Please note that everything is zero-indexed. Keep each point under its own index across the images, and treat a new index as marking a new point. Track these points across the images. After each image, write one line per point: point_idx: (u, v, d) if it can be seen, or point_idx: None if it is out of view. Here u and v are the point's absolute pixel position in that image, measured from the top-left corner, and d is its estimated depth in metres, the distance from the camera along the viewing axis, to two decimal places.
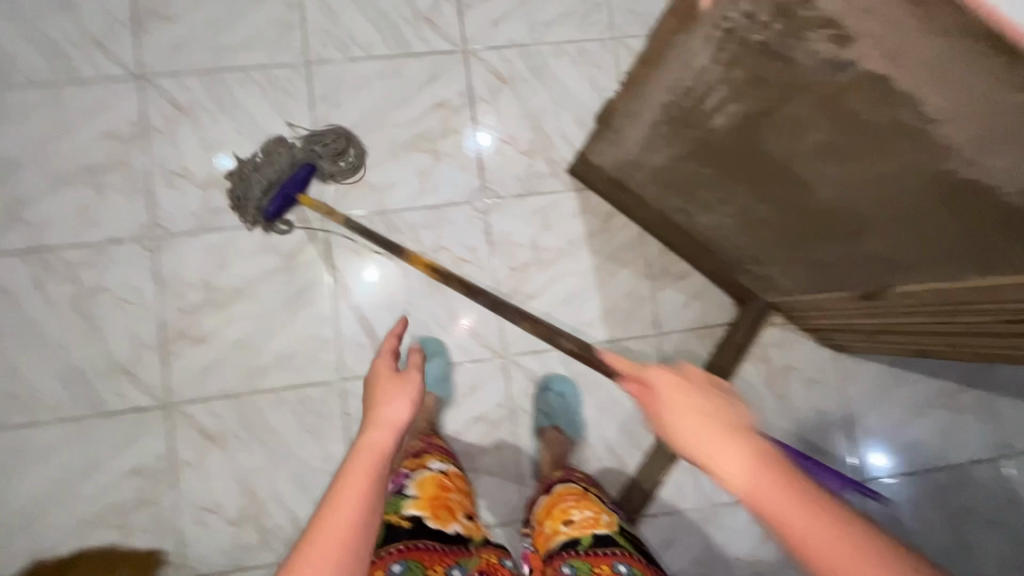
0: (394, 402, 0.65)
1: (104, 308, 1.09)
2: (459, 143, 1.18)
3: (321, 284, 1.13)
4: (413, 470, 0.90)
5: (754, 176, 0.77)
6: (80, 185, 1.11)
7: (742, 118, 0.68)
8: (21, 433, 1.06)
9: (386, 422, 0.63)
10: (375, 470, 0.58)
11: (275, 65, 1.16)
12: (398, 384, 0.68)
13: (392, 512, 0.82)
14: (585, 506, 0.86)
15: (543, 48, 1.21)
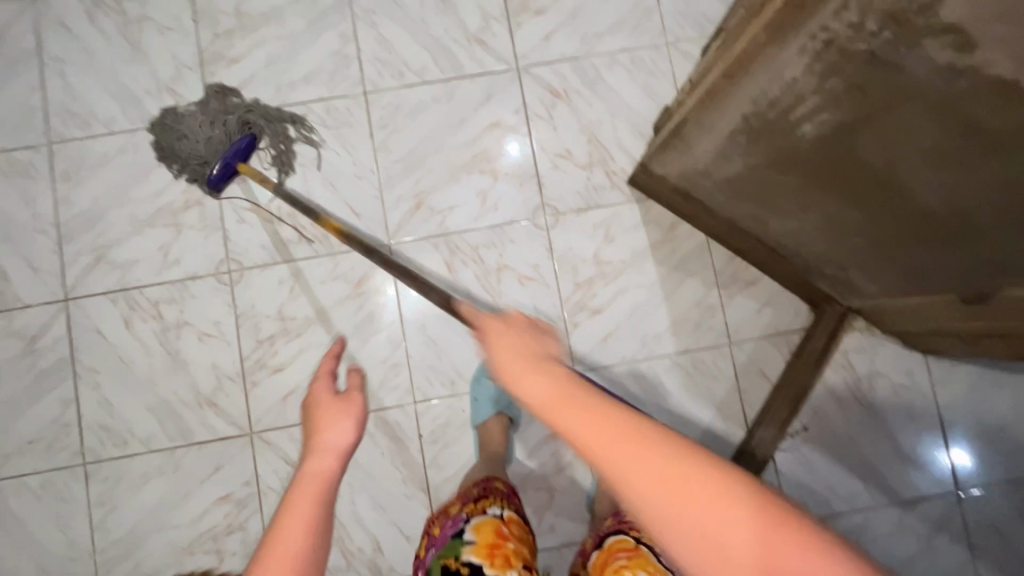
0: (336, 428, 0.62)
1: (187, 341, 1.14)
2: (517, 160, 1.18)
3: (389, 309, 1.15)
4: (468, 513, 0.81)
5: (845, 183, 0.74)
6: (159, 225, 1.16)
7: (836, 127, 0.65)
8: (118, 465, 1.11)
9: (329, 447, 0.60)
10: (321, 498, 0.56)
11: (334, 96, 1.19)
12: (335, 407, 0.64)
13: (447, 559, 0.75)
14: (637, 567, 0.72)
15: (595, 59, 1.20)
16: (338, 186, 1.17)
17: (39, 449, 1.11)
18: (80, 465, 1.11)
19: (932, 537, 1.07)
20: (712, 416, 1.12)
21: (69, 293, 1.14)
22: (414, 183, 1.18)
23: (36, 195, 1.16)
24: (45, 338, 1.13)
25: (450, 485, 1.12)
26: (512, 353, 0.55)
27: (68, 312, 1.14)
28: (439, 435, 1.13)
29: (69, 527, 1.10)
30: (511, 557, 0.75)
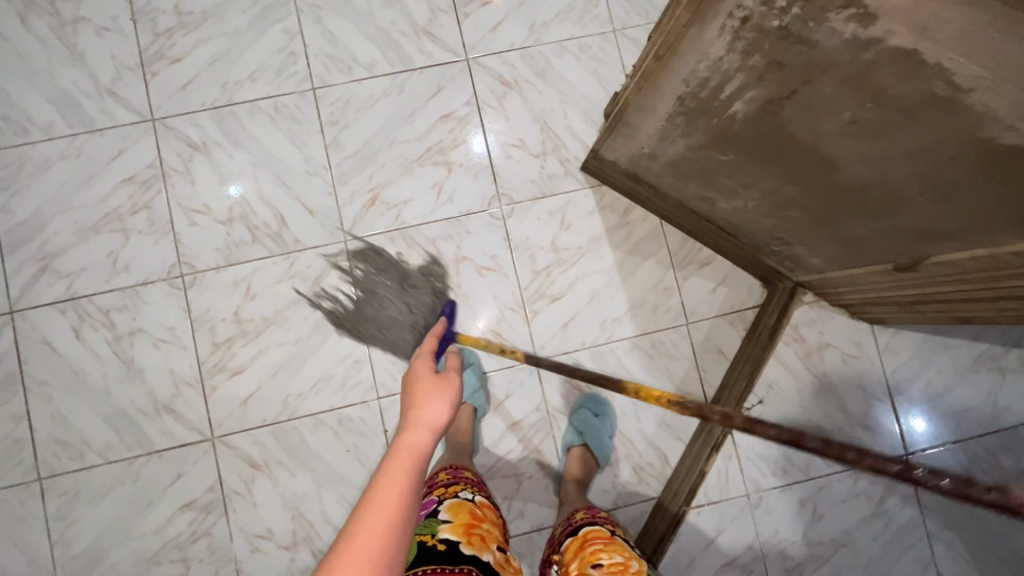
0: (432, 405, 0.65)
1: (142, 349, 1.11)
2: (471, 152, 1.18)
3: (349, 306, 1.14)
4: (440, 498, 0.82)
5: (778, 159, 0.76)
6: (106, 231, 1.13)
7: (763, 103, 0.67)
8: (76, 478, 1.09)
9: (426, 422, 0.63)
10: (416, 466, 0.57)
11: (282, 93, 1.17)
12: (436, 386, 0.68)
13: (422, 536, 0.73)
14: (614, 551, 0.72)
15: (544, 48, 1.21)
16: (291, 185, 1.16)
17: None
18: (36, 481, 1.08)
19: (886, 499, 1.11)
20: (672, 394, 1.14)
21: (14, 305, 1.11)
22: (368, 178, 1.17)
23: None
24: None
25: None
26: None
27: (15, 325, 1.10)
28: None
29: (27, 544, 1.07)
30: (487, 539, 0.75)
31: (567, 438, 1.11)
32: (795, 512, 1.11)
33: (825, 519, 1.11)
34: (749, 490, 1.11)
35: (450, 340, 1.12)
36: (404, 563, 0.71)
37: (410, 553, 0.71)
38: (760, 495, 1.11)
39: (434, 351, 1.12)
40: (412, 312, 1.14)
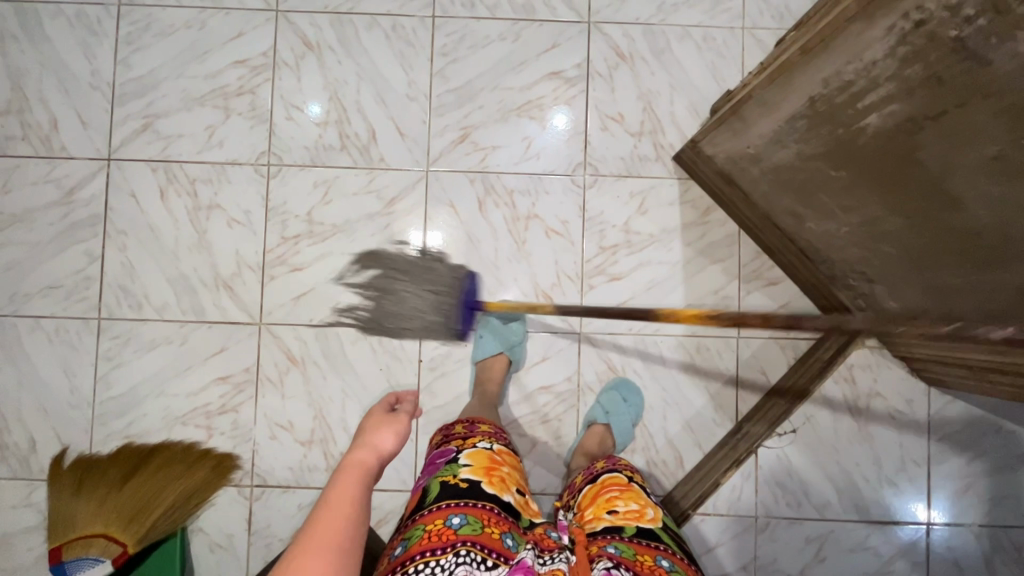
0: (384, 434, 0.64)
1: (215, 224, 1.16)
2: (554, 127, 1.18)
3: (413, 236, 1.17)
4: (457, 442, 0.75)
5: (893, 186, 0.74)
6: (209, 106, 1.17)
7: (903, 122, 0.64)
8: (130, 326, 1.15)
9: (375, 444, 0.63)
10: (366, 481, 0.58)
11: (402, 14, 1.18)
12: (389, 420, 0.67)
13: (444, 475, 0.68)
14: (630, 498, 0.73)
15: (668, 29, 1.18)
16: (389, 104, 1.18)
17: (59, 295, 1.15)
18: (94, 319, 1.15)
19: (894, 561, 1.09)
20: (705, 401, 1.14)
21: (113, 154, 1.17)
22: (463, 116, 1.18)
23: (97, 53, 1.18)
24: (82, 193, 1.16)
25: (439, 413, 1.15)
26: None
27: (109, 173, 1.16)
28: (438, 364, 1.15)
29: (73, 374, 1.15)
30: (508, 481, 0.69)
31: (592, 413, 1.11)
32: (799, 548, 1.10)
33: (828, 563, 1.09)
34: (759, 513, 1.10)
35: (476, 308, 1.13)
36: (426, 499, 0.66)
37: (431, 490, 0.66)
38: (768, 521, 1.10)
39: (463, 319, 1.14)
40: (430, 297, 1.14)
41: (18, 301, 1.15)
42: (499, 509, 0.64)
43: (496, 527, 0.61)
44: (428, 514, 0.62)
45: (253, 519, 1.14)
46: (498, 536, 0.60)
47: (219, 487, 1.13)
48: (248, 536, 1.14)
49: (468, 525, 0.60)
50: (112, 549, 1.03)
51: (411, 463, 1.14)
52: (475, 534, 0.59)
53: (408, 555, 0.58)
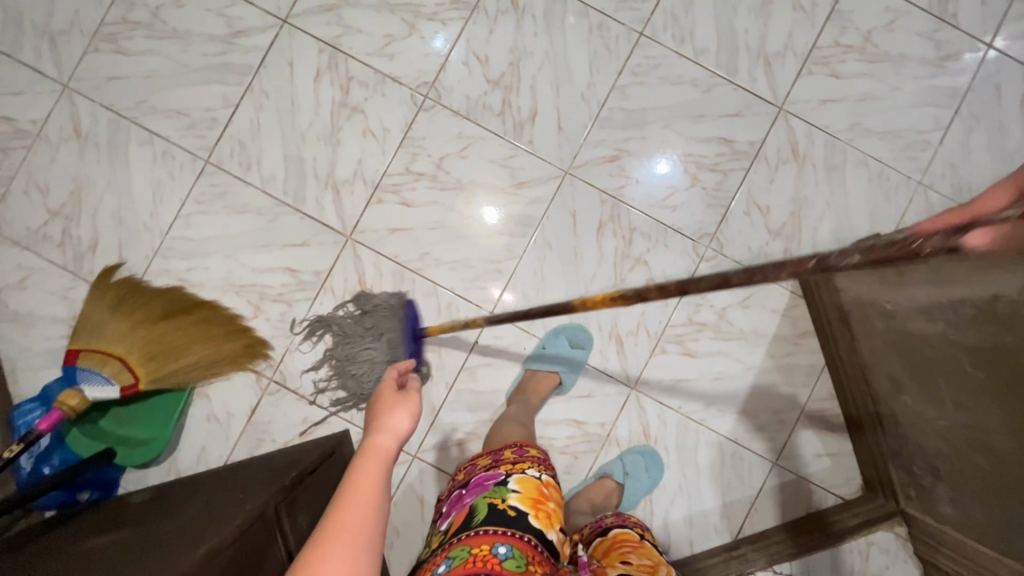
0: (396, 414, 0.63)
1: (351, 127, 1.15)
2: (655, 171, 1.15)
3: (484, 213, 1.15)
4: (507, 465, 0.73)
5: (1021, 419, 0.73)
6: (397, 17, 1.15)
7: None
8: (230, 182, 1.15)
9: (388, 424, 0.61)
10: (385, 468, 0.57)
11: (614, 17, 1.15)
12: (400, 396, 0.65)
13: (491, 497, 0.68)
14: (644, 555, 0.76)
15: (850, 150, 1.16)
16: (562, 94, 1.15)
17: (181, 123, 1.15)
18: (202, 161, 1.15)
19: None
20: (715, 506, 1.13)
21: (291, 18, 1.15)
22: (624, 138, 1.15)
23: None
24: (247, 40, 1.15)
25: (472, 397, 1.14)
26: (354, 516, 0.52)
27: (278, 34, 1.15)
28: (491, 353, 1.14)
29: (160, 201, 1.15)
30: (553, 518, 0.69)
31: (609, 467, 1.11)
32: None
33: None
34: None
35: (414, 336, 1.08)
36: (472, 519, 0.66)
37: (479, 510, 0.67)
38: None
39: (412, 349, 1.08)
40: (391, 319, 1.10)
41: (142, 110, 1.15)
42: (540, 546, 0.64)
43: (538, 566, 0.62)
44: (474, 536, 0.63)
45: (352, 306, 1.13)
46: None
47: (239, 368, 1.13)
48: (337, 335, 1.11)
49: (512, 560, 0.60)
50: (124, 377, 0.99)
51: (423, 430, 1.13)
52: (518, 572, 0.59)
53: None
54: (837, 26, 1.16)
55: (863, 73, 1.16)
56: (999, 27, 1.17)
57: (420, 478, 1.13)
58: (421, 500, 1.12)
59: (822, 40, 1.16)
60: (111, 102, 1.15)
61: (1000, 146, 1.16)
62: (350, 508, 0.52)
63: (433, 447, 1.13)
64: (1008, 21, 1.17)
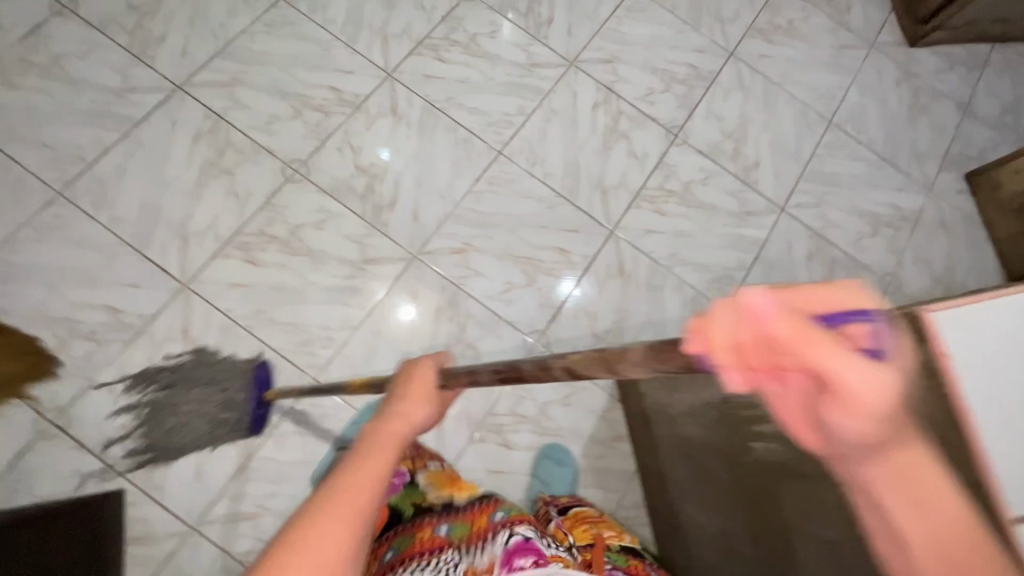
0: (421, 413, 0.57)
1: (217, 186, 1.21)
2: (571, 297, 1.27)
3: (402, 309, 1.20)
4: (407, 464, 1.03)
5: (772, 513, 0.76)
6: (285, 101, 1.29)
7: None
8: (77, 217, 1.15)
9: (403, 417, 0.55)
10: (405, 446, 0.52)
11: (479, 137, 1.34)
12: (424, 396, 0.58)
13: (409, 497, 0.96)
14: (604, 526, 1.00)
15: (669, 275, 1.32)
16: (423, 189, 1.28)
17: (45, 155, 1.17)
18: (54, 192, 1.16)
19: None
20: None
21: (185, 86, 1.26)
22: (472, 234, 1.27)
23: (235, 14, 1.32)
24: (137, 96, 1.24)
25: (274, 467, 1.08)
26: (360, 498, 0.45)
27: (169, 96, 1.25)
28: (304, 421, 1.11)
29: None
30: (465, 485, 0.99)
31: None
32: None
33: None
34: None
35: (262, 411, 1.10)
36: (401, 515, 0.93)
37: (404, 509, 0.94)
38: None
39: (254, 417, 1.10)
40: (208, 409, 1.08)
41: (7, 137, 1.17)
42: (474, 506, 0.90)
43: (481, 517, 0.85)
44: (413, 529, 0.86)
45: (168, 372, 1.09)
46: (487, 519, 0.83)
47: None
48: (156, 391, 1.09)
49: (454, 530, 0.83)
50: None
51: (210, 499, 1.05)
52: (460, 533, 0.82)
53: (405, 556, 0.79)
54: (663, 174, 1.39)
55: (682, 215, 1.37)
56: (789, 197, 1.44)
57: (194, 555, 1.03)
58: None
59: (650, 184, 1.38)
60: None
61: None
62: (378, 493, 0.46)
63: (216, 518, 1.04)
64: (795, 193, 1.44)
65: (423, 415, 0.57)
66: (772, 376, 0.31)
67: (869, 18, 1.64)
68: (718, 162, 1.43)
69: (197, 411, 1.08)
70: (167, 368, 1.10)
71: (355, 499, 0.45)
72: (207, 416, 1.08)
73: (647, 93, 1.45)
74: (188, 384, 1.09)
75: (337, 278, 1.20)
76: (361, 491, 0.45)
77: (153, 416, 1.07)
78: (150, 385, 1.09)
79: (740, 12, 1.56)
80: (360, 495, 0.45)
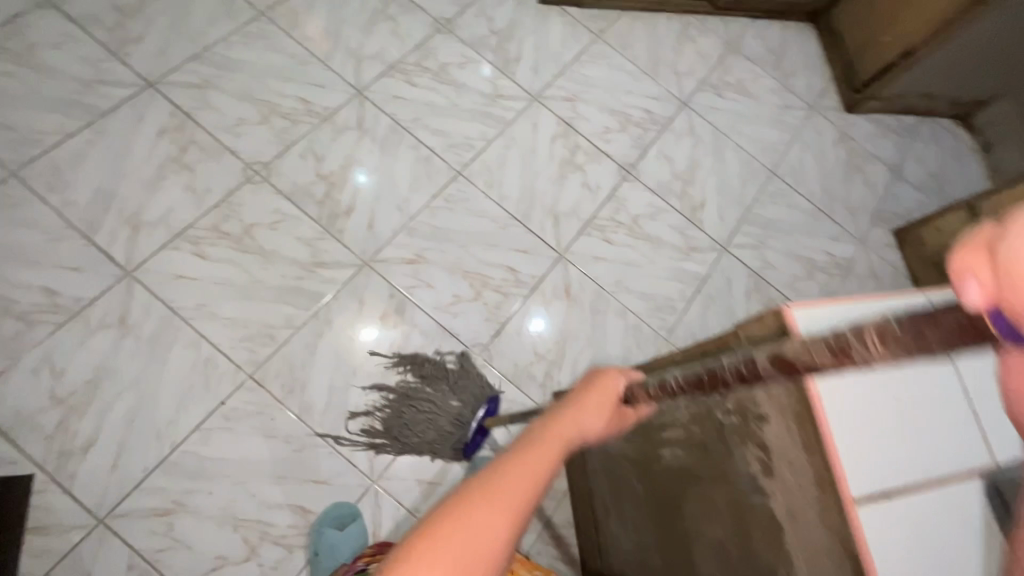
0: (592, 418, 0.56)
1: (176, 180, 1.23)
2: (530, 328, 1.30)
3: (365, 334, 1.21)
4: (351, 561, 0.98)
5: (674, 519, 0.78)
6: (255, 107, 1.33)
7: (799, 501, 0.59)
8: (28, 198, 1.15)
9: (580, 422, 0.55)
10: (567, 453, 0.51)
11: (441, 157, 1.40)
12: (604, 408, 0.58)
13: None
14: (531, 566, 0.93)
15: (613, 300, 1.38)
16: (381, 201, 1.32)
17: (4, 136, 1.19)
18: (7, 172, 1.16)
19: None
20: None
21: (157, 84, 1.30)
22: (425, 247, 1.31)
23: (216, 23, 1.38)
24: (107, 89, 1.27)
25: (196, 461, 1.06)
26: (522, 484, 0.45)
27: (140, 92, 1.28)
28: (233, 416, 1.09)
29: None
30: None
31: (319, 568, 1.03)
32: None
33: None
34: None
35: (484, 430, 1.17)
36: None
37: None
38: None
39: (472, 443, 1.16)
40: (445, 415, 1.17)
41: None
42: None
43: None
44: None
45: (411, 380, 1.20)
46: None
47: None
48: (411, 382, 1.19)
49: None
50: None
51: (123, 491, 1.01)
52: None
53: None
54: (613, 207, 1.47)
55: (629, 245, 1.44)
56: (731, 237, 1.52)
57: (96, 548, 0.98)
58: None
59: (601, 214, 1.45)
60: None
61: (727, 324, 1.42)
62: (539, 476, 0.46)
63: (126, 512, 1.00)
64: (736, 234, 1.53)
65: (596, 419, 0.57)
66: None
67: (810, 84, 1.79)
68: (666, 200, 1.52)
69: (449, 414, 1.17)
70: (437, 365, 1.22)
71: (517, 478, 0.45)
72: (447, 420, 1.17)
73: (604, 131, 1.55)
74: (431, 386, 1.20)
75: (286, 277, 1.21)
76: (517, 479, 0.45)
77: (400, 406, 1.16)
78: (421, 405, 1.17)
79: (695, 68, 1.70)
80: (518, 478, 0.45)
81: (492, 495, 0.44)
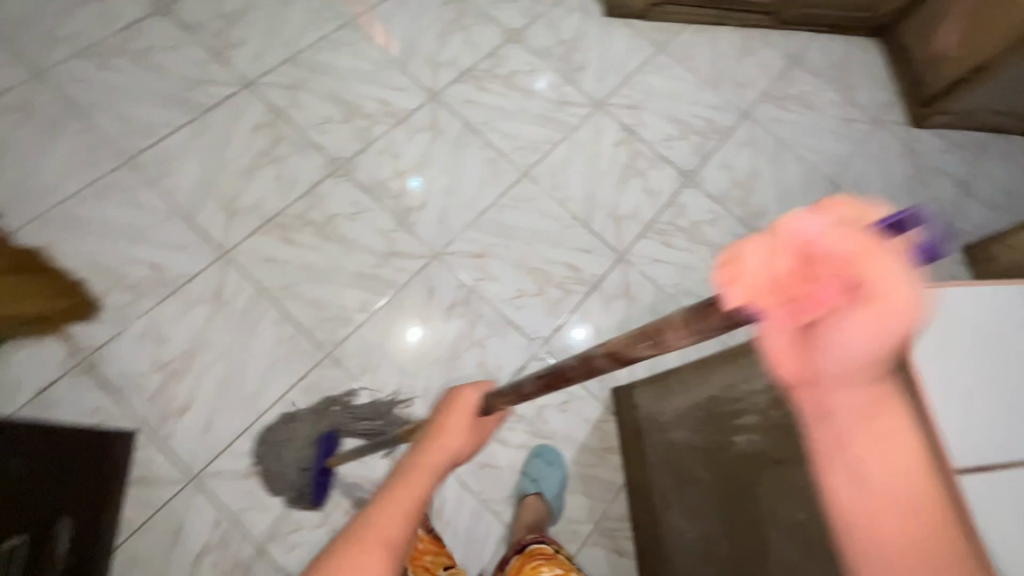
0: (453, 439, 0.64)
1: (268, 171, 1.34)
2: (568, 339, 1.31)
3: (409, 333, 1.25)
4: None
5: (745, 504, 0.84)
6: (339, 108, 1.43)
7: None
8: (140, 182, 1.27)
9: (444, 446, 0.62)
10: (434, 477, 0.59)
11: (508, 158, 1.47)
12: (465, 420, 0.66)
13: None
14: (554, 564, 0.89)
15: (672, 302, 1.40)
16: (451, 197, 1.39)
17: (123, 127, 1.32)
18: (124, 158, 1.29)
19: None
20: None
21: (254, 85, 1.41)
22: (491, 243, 1.37)
23: (307, 31, 1.50)
24: (210, 88, 1.39)
25: (278, 430, 1.13)
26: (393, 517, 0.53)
27: (239, 92, 1.40)
28: (312, 391, 1.17)
29: (66, 178, 1.25)
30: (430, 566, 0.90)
31: None
32: None
33: None
34: None
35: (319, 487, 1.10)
36: None
37: None
38: None
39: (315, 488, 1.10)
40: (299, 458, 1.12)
41: (93, 108, 1.32)
42: None
43: None
44: None
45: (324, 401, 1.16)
46: None
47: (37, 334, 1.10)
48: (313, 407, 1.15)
49: None
50: None
51: (213, 453, 1.10)
52: None
53: None
54: (673, 212, 1.50)
55: (688, 249, 1.46)
56: None
57: (187, 503, 1.06)
58: (181, 528, 1.04)
59: (660, 218, 1.48)
60: (69, 95, 1.32)
61: None
62: (408, 501, 0.55)
63: (215, 472, 1.08)
64: None
65: (458, 440, 0.64)
66: (794, 285, 0.30)
67: (874, 99, 1.79)
68: (726, 207, 1.54)
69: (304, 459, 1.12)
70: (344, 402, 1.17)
71: (388, 513, 0.54)
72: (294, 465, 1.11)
73: (665, 139, 1.58)
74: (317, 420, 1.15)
75: (362, 265, 1.29)
76: (385, 523, 0.53)
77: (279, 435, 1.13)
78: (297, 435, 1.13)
79: (756, 80, 1.72)
80: (388, 514, 0.54)
81: (374, 537, 0.52)
